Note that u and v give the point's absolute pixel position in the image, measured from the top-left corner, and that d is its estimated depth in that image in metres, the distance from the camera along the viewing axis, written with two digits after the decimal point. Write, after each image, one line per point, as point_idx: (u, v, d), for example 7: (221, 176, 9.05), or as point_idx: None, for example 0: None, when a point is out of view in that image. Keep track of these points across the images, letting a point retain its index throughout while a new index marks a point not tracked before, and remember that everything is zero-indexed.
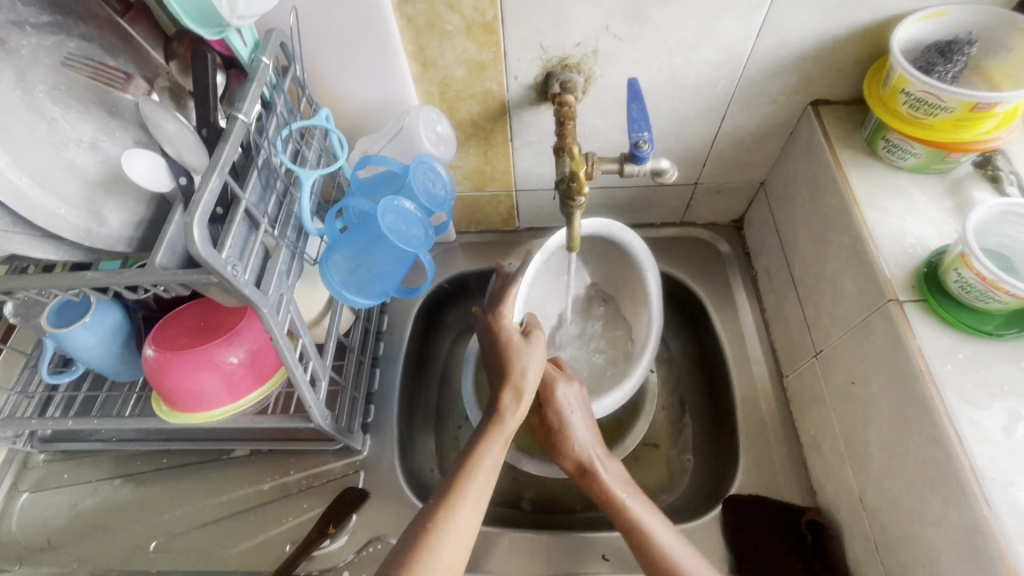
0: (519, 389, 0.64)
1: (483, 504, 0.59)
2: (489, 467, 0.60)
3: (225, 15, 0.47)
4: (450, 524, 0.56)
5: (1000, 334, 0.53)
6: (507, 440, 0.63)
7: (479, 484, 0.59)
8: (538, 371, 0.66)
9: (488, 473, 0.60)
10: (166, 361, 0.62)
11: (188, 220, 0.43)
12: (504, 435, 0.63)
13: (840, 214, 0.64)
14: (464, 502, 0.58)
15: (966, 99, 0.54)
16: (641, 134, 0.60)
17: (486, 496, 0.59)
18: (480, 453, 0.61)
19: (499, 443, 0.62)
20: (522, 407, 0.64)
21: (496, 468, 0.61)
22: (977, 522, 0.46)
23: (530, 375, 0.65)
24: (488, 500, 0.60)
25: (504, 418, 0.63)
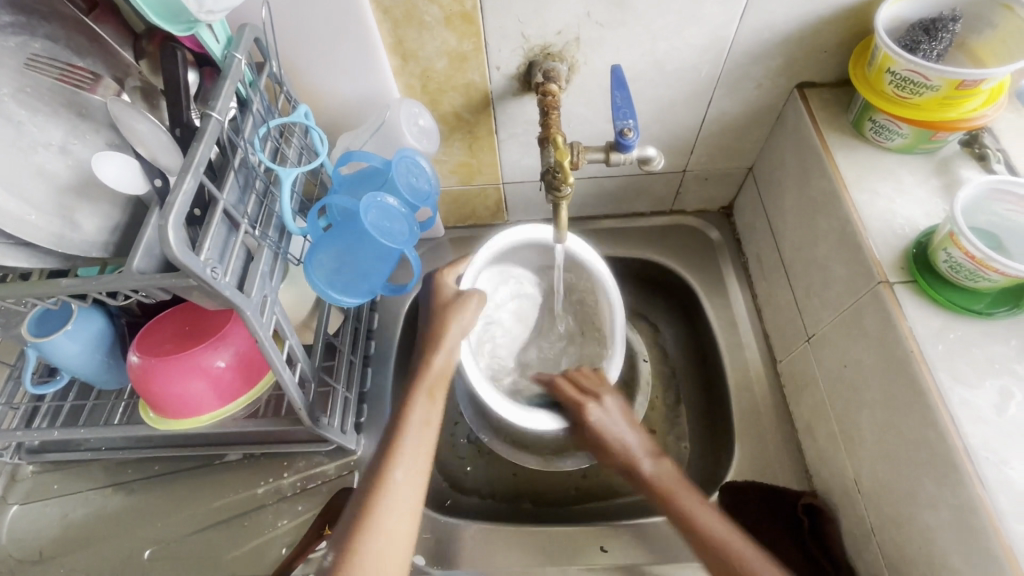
0: (439, 341, 0.66)
1: (422, 460, 0.59)
2: (417, 421, 0.61)
3: (192, 10, 0.45)
4: (388, 485, 0.56)
5: (991, 312, 0.53)
6: (434, 390, 0.63)
7: (410, 441, 0.59)
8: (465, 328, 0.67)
9: (420, 428, 0.60)
10: (151, 368, 0.61)
11: (162, 222, 0.41)
12: (431, 389, 0.63)
13: (829, 197, 0.63)
14: (399, 460, 0.58)
15: (952, 77, 0.53)
16: (625, 121, 0.59)
17: (423, 454, 0.59)
18: (408, 411, 0.61)
19: (427, 398, 0.62)
20: (447, 358, 0.65)
21: (430, 422, 0.61)
22: (970, 501, 0.46)
23: (450, 330, 0.66)
24: (426, 458, 0.60)
25: (427, 369, 0.64)
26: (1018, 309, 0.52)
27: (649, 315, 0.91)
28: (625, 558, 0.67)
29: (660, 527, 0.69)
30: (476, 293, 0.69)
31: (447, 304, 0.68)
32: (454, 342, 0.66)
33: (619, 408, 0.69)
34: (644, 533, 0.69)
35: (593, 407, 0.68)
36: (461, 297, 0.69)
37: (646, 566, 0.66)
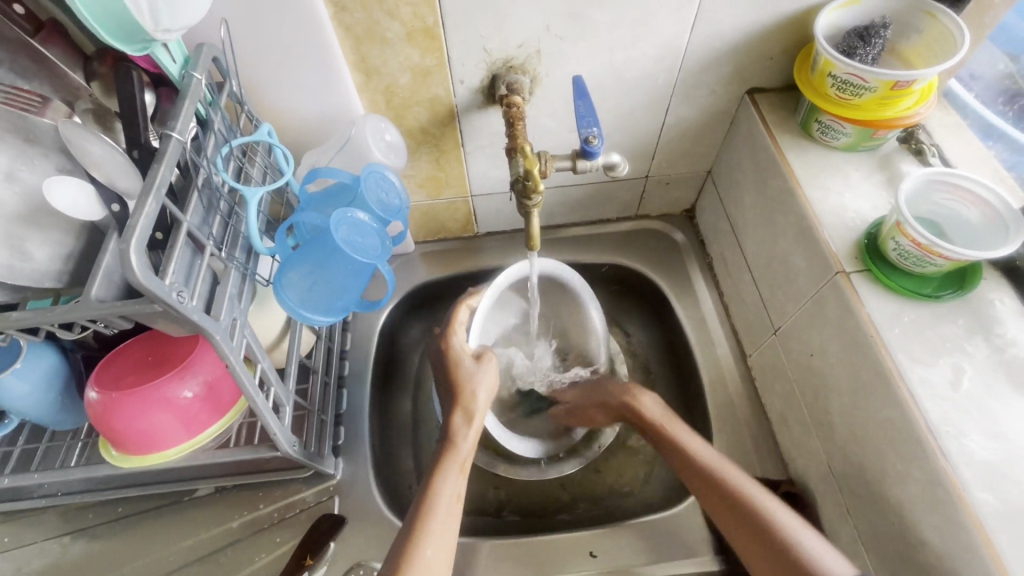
0: (469, 411, 0.65)
1: (449, 533, 0.57)
2: (449, 496, 0.59)
3: (148, 29, 0.43)
4: (416, 561, 0.54)
5: (939, 295, 0.56)
6: (464, 464, 0.62)
7: (441, 514, 0.58)
8: (488, 395, 0.67)
9: (449, 502, 0.59)
10: (112, 402, 0.58)
11: (123, 247, 0.40)
12: (461, 461, 0.62)
13: (785, 195, 0.67)
14: (430, 533, 0.56)
15: (887, 79, 0.57)
16: (589, 129, 0.61)
17: (451, 525, 0.58)
18: (438, 485, 0.59)
19: (456, 471, 0.61)
20: (474, 431, 0.65)
21: (459, 495, 0.60)
22: (936, 474, 0.48)
23: (479, 396, 0.66)
24: (452, 533, 0.58)
25: (458, 444, 0.63)
26: (961, 291, 0.56)
27: (622, 319, 0.93)
28: (615, 562, 0.68)
29: (647, 527, 0.70)
30: (491, 355, 0.69)
31: (468, 367, 0.67)
32: (481, 413, 0.66)
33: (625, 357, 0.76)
34: (632, 535, 0.69)
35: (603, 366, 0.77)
36: (480, 361, 0.68)
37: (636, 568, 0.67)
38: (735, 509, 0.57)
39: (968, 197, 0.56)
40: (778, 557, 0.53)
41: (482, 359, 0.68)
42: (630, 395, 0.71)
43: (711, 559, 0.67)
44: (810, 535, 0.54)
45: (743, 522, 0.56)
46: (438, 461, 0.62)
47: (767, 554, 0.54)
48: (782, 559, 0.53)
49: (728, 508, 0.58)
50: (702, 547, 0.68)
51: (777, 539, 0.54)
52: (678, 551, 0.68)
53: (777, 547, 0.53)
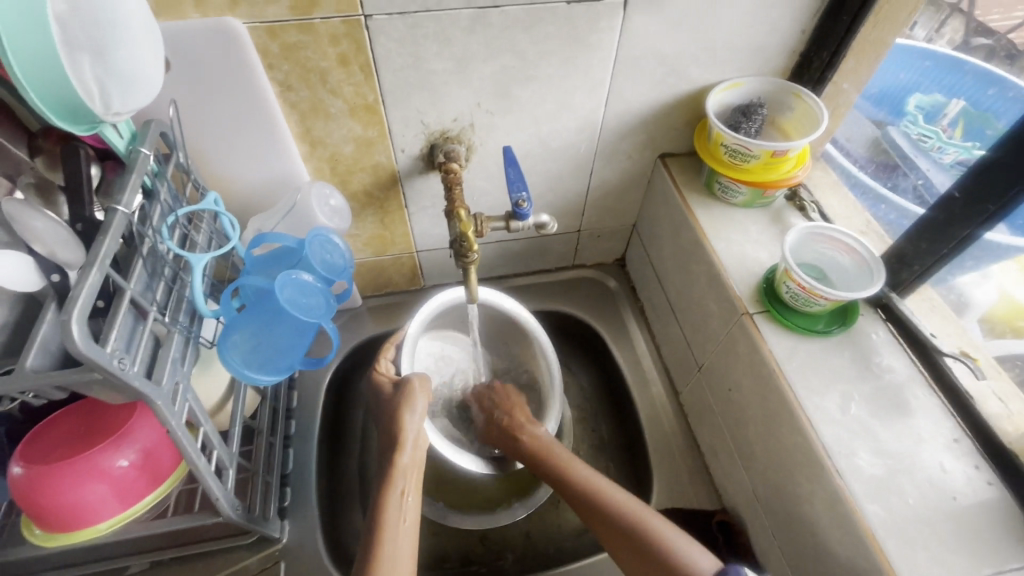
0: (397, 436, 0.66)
1: (406, 563, 0.57)
2: (401, 524, 0.59)
3: (99, 112, 0.47)
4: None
5: (828, 331, 0.64)
6: (404, 486, 0.63)
7: (392, 541, 0.58)
8: (421, 419, 0.68)
9: (398, 530, 0.59)
10: (40, 477, 0.56)
11: (64, 317, 0.41)
12: (399, 486, 0.62)
13: (696, 246, 0.75)
14: (383, 562, 0.56)
15: (767, 148, 0.67)
16: (520, 193, 0.67)
17: (407, 553, 0.58)
18: (383, 514, 0.60)
19: (398, 495, 0.62)
20: (410, 453, 0.65)
21: (407, 523, 0.60)
22: (834, 491, 0.54)
23: (410, 422, 0.67)
24: (408, 563, 0.57)
25: (394, 469, 0.64)
26: (845, 326, 0.64)
27: (565, 363, 0.97)
28: None
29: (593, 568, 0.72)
30: (416, 378, 0.71)
31: (395, 397, 0.70)
32: (413, 437, 0.67)
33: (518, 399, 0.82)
34: None
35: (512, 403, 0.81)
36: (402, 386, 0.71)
37: None
38: (612, 520, 0.64)
39: (840, 246, 0.66)
40: (655, 563, 0.59)
41: (406, 386, 0.70)
42: (524, 427, 0.77)
43: None
44: (694, 548, 0.59)
45: (621, 537, 0.62)
46: (384, 487, 0.62)
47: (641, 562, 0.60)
48: (657, 564, 0.59)
49: (603, 521, 0.64)
50: None
51: (655, 549, 0.60)
52: None
53: (655, 555, 0.59)
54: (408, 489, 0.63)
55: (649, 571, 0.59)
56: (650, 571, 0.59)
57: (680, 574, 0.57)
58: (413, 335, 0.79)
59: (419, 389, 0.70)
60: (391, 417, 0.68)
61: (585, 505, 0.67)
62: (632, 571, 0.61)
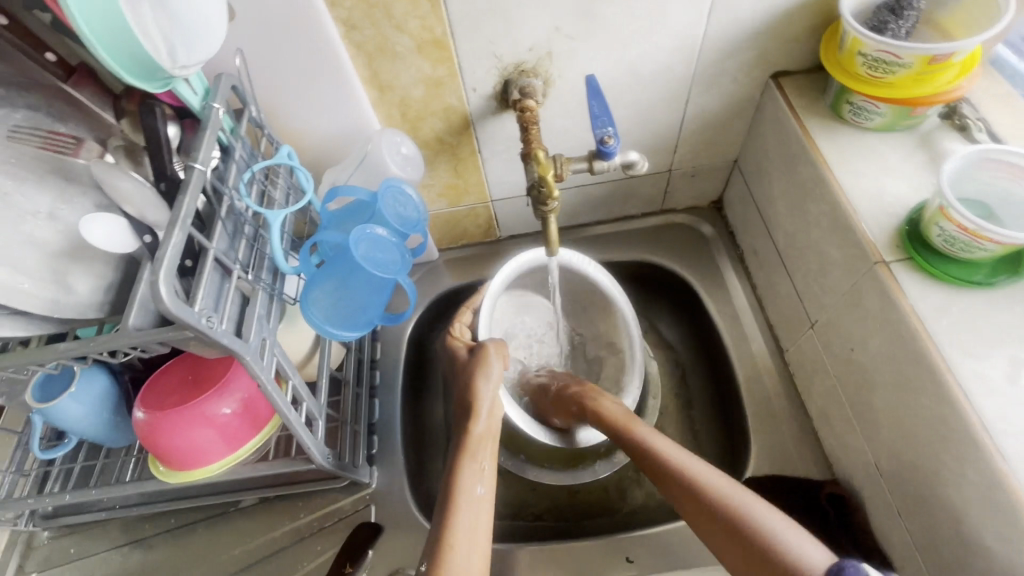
0: (470, 403, 0.65)
1: (481, 530, 0.56)
2: (473, 489, 0.58)
3: (167, 66, 0.45)
4: (452, 557, 0.52)
5: (991, 282, 0.52)
6: (479, 451, 0.61)
7: (467, 507, 0.56)
8: (494, 385, 0.67)
9: (472, 494, 0.57)
10: (157, 422, 0.61)
11: (153, 278, 0.41)
12: (474, 453, 0.61)
13: (816, 182, 0.63)
14: (458, 529, 0.54)
15: (922, 53, 0.53)
16: (605, 129, 0.59)
17: (482, 519, 0.57)
18: (456, 478, 0.58)
19: (473, 460, 0.60)
20: (484, 419, 0.64)
21: (482, 490, 0.58)
22: (994, 476, 0.45)
23: (483, 388, 0.66)
24: (484, 532, 0.56)
25: (469, 434, 0.62)
26: (1018, 276, 0.51)
27: (651, 316, 0.91)
28: (652, 568, 0.67)
29: (683, 532, 0.68)
30: (491, 344, 0.69)
31: (470, 363, 0.69)
32: (488, 404, 0.65)
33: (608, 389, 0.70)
34: (670, 541, 0.68)
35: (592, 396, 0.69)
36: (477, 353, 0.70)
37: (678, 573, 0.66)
38: (701, 508, 0.54)
39: (1019, 174, 0.52)
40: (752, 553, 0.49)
41: (481, 351, 0.69)
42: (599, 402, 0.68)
43: None
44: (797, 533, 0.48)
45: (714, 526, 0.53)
46: (457, 455, 0.61)
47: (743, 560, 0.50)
48: (769, 563, 0.48)
49: (695, 510, 0.55)
50: None
51: (763, 542, 0.49)
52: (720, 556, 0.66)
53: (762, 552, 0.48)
54: (483, 454, 0.62)
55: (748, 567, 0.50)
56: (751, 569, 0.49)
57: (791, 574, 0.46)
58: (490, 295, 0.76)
59: (495, 354, 0.68)
60: (466, 385, 0.67)
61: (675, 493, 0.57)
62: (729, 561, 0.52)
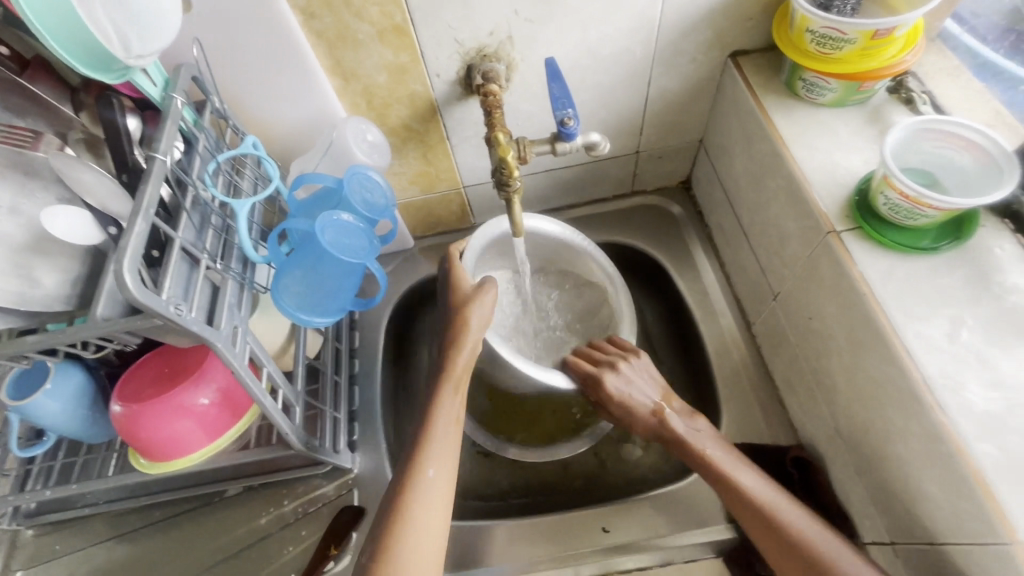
0: (458, 341, 0.64)
1: (449, 458, 0.59)
2: (447, 422, 0.61)
3: (120, 57, 0.45)
4: (417, 483, 0.56)
5: (936, 247, 0.54)
6: (460, 386, 0.63)
7: (440, 441, 0.59)
8: (484, 315, 0.66)
9: (445, 426, 0.61)
10: (134, 415, 0.61)
11: (116, 267, 0.42)
12: (454, 388, 0.63)
13: (773, 158, 0.65)
14: (428, 459, 0.58)
15: (866, 28, 0.55)
16: (565, 111, 0.61)
17: (450, 448, 0.60)
18: (436, 409, 0.61)
19: (451, 394, 0.62)
20: (468, 351, 0.64)
21: (455, 420, 0.62)
22: (934, 428, 0.47)
23: (472, 319, 0.65)
24: (452, 456, 0.59)
25: (454, 366, 0.63)
26: (959, 241, 0.54)
27: None
28: (627, 536, 0.69)
29: (656, 501, 0.71)
30: (490, 286, 0.67)
31: (465, 296, 0.67)
32: (477, 332, 0.65)
33: (635, 371, 0.70)
34: (643, 511, 0.71)
35: (612, 384, 0.69)
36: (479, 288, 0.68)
37: (651, 539, 0.69)
38: (777, 533, 0.56)
39: (961, 143, 0.54)
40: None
41: (481, 288, 0.67)
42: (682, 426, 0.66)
43: (724, 527, 0.68)
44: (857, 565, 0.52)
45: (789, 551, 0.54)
46: (438, 387, 0.63)
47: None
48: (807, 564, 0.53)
49: (767, 533, 0.56)
50: (714, 517, 0.69)
51: (801, 543, 0.54)
52: (692, 522, 0.69)
53: (805, 555, 0.53)
54: (461, 387, 0.64)
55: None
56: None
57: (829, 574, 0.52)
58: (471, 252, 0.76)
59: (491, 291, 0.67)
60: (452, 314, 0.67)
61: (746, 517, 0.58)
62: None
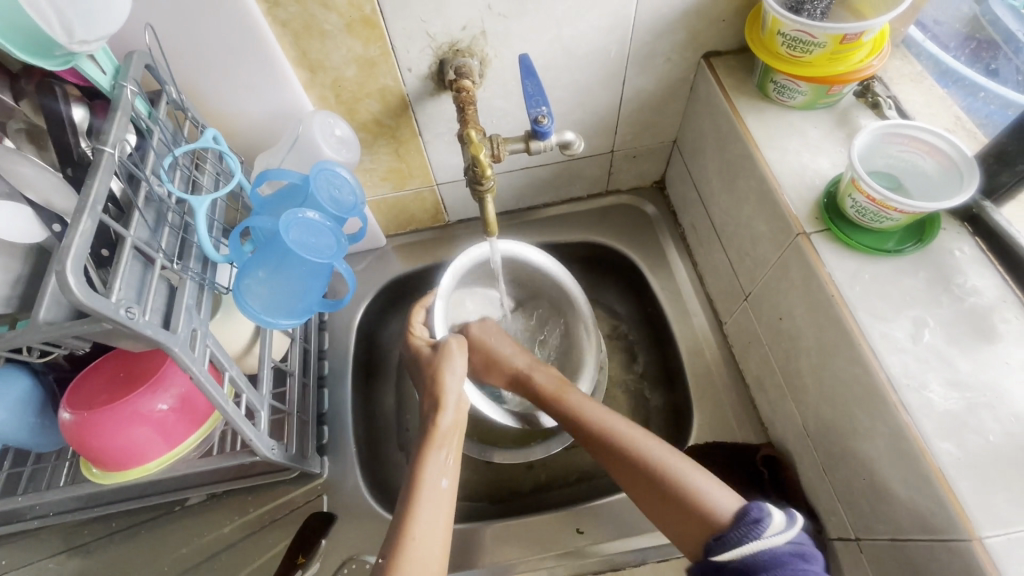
0: (437, 397, 0.65)
1: (441, 521, 0.56)
2: (435, 479, 0.58)
3: (62, 42, 0.42)
4: (409, 549, 0.53)
5: (900, 249, 0.55)
6: (446, 445, 0.62)
7: (429, 500, 0.57)
8: (458, 379, 0.66)
9: (435, 485, 0.58)
10: (85, 423, 0.58)
11: (59, 269, 0.39)
12: (440, 444, 0.61)
13: (745, 159, 0.66)
14: (417, 522, 0.55)
15: (835, 32, 0.56)
16: (539, 109, 0.60)
17: (442, 510, 0.57)
18: (422, 470, 0.59)
19: (439, 453, 0.60)
20: (450, 413, 0.64)
21: (446, 477, 0.59)
22: (898, 427, 0.48)
23: (448, 385, 0.65)
24: (445, 524, 0.56)
25: (435, 428, 0.62)
26: (921, 244, 0.55)
27: (599, 296, 0.92)
28: (600, 537, 0.69)
29: (630, 501, 0.71)
30: (454, 340, 0.69)
31: (433, 358, 0.68)
32: (454, 398, 0.65)
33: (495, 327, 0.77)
34: (618, 511, 0.71)
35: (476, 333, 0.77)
36: (440, 348, 0.69)
37: (624, 539, 0.69)
38: (625, 459, 0.60)
39: (923, 147, 0.55)
40: (671, 500, 0.56)
41: (444, 347, 0.68)
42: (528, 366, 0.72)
43: None
44: (715, 486, 0.55)
45: (641, 479, 0.58)
46: (422, 448, 0.61)
47: (669, 508, 0.56)
48: (675, 503, 0.55)
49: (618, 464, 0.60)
50: None
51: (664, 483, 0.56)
52: None
53: (673, 496, 0.56)
54: (451, 451, 0.62)
55: (670, 514, 0.56)
56: (676, 516, 0.55)
57: (696, 512, 0.54)
58: (444, 295, 0.76)
59: (457, 348, 0.69)
60: (431, 379, 0.67)
61: (598, 449, 0.63)
62: (647, 505, 0.58)
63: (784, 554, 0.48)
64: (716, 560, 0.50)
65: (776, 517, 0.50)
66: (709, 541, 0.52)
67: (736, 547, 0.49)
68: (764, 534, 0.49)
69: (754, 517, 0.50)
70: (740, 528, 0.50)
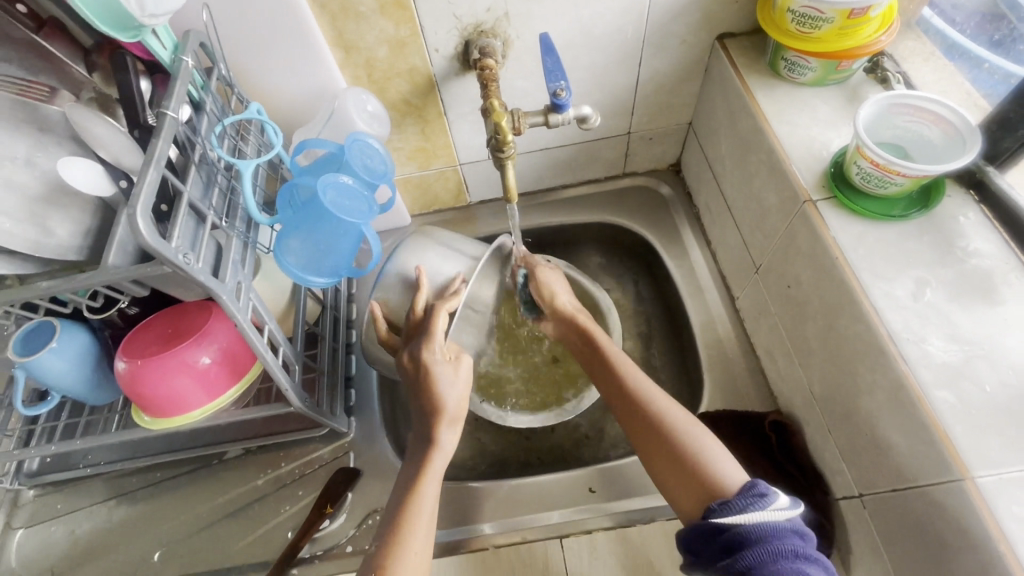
0: (456, 419, 0.65)
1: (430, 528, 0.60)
2: (431, 500, 0.61)
3: (135, 14, 0.47)
4: (400, 554, 0.56)
5: (908, 215, 0.57)
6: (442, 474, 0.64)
7: (425, 513, 0.60)
8: (462, 397, 0.66)
9: (431, 507, 0.61)
10: (137, 371, 0.63)
11: (130, 214, 0.44)
12: (440, 465, 0.63)
13: (756, 134, 0.68)
14: (412, 532, 0.58)
15: (842, 7, 0.58)
16: (558, 83, 0.64)
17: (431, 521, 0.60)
18: (422, 483, 0.61)
19: (436, 476, 0.63)
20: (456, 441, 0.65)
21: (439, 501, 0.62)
22: (898, 379, 0.50)
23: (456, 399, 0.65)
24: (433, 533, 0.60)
25: (437, 450, 0.64)
26: (925, 209, 0.57)
27: (616, 274, 0.96)
28: (609, 496, 0.73)
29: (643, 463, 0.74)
30: (468, 359, 0.68)
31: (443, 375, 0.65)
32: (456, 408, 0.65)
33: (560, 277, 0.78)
34: (630, 473, 0.74)
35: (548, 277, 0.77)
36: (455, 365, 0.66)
37: (634, 498, 0.72)
38: (661, 435, 0.60)
39: (927, 117, 0.57)
40: (687, 472, 0.57)
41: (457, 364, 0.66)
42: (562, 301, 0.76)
43: None
44: (728, 462, 0.57)
45: (662, 447, 0.60)
46: (423, 461, 0.63)
47: (668, 462, 0.58)
48: (688, 474, 0.57)
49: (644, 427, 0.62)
50: None
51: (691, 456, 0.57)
52: None
53: (691, 469, 0.56)
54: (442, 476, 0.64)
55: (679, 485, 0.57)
56: (679, 479, 0.57)
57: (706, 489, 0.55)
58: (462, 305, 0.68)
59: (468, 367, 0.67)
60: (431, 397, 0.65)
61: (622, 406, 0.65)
62: (665, 484, 0.59)
63: (784, 529, 0.48)
64: (715, 523, 0.51)
65: (780, 497, 0.51)
66: (711, 505, 0.53)
67: (738, 514, 0.50)
68: (768, 506, 0.49)
69: (759, 491, 0.51)
70: (740, 499, 0.51)
